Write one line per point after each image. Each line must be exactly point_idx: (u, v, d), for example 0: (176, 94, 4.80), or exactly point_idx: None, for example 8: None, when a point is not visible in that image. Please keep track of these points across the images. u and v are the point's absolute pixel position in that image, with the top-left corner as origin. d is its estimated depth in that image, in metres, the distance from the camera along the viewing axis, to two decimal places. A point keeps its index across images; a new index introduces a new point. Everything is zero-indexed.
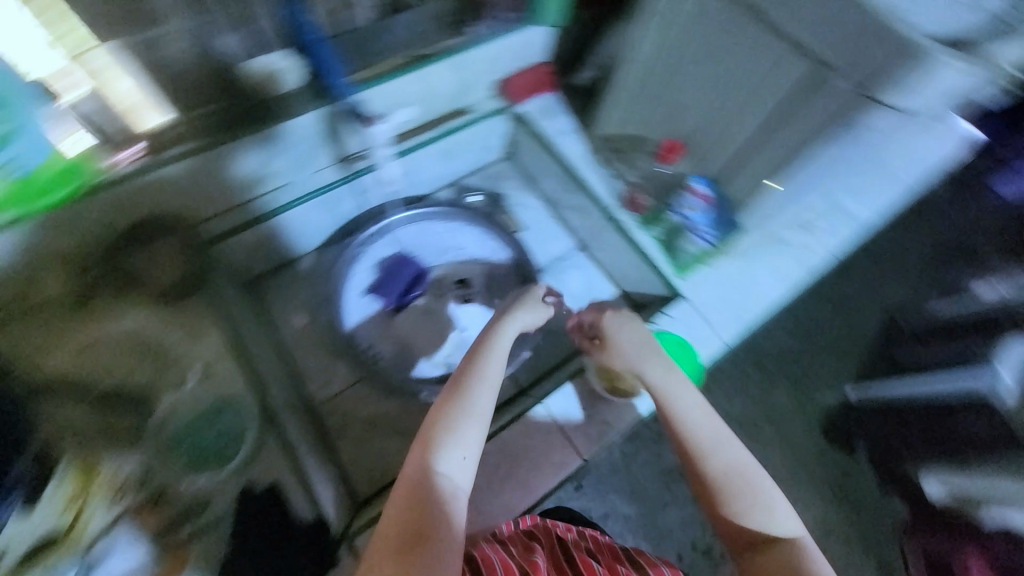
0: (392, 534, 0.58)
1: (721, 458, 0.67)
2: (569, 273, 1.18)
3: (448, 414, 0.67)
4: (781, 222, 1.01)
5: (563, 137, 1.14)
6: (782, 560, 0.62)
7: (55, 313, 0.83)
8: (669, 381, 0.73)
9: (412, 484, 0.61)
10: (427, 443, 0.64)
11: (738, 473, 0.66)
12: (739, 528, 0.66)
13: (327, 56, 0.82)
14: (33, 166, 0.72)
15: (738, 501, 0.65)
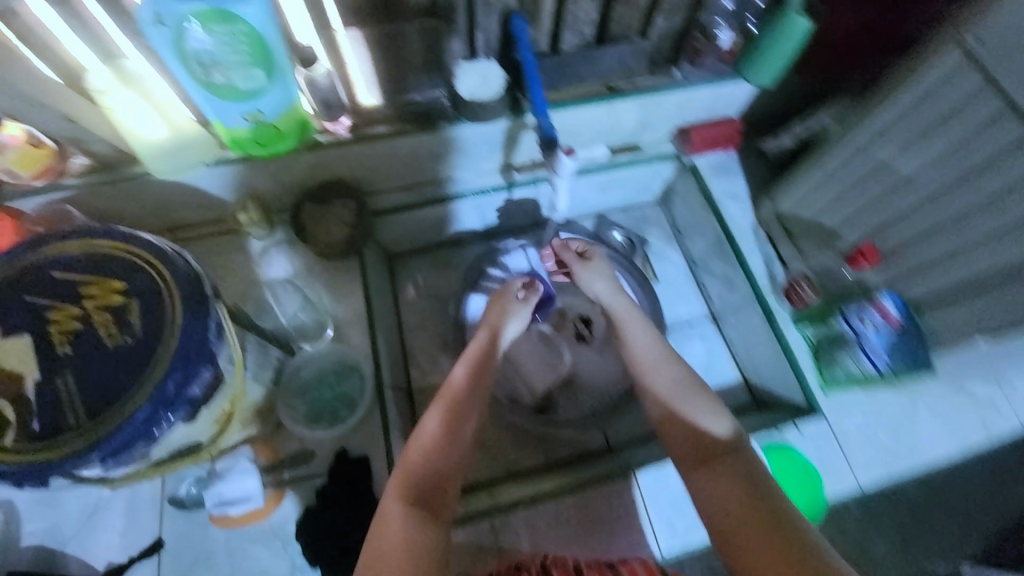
0: (395, 526, 0.58)
1: (665, 367, 0.69)
2: (692, 342, 1.10)
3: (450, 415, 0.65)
4: (962, 371, 0.90)
5: (731, 200, 1.04)
6: (742, 477, 0.60)
7: (237, 240, 0.93)
8: (616, 298, 0.78)
9: (412, 478, 0.61)
10: (426, 442, 0.63)
11: (669, 380, 0.68)
12: (694, 437, 0.64)
13: (535, 74, 0.81)
14: (278, 116, 0.78)
15: (683, 407, 0.66)
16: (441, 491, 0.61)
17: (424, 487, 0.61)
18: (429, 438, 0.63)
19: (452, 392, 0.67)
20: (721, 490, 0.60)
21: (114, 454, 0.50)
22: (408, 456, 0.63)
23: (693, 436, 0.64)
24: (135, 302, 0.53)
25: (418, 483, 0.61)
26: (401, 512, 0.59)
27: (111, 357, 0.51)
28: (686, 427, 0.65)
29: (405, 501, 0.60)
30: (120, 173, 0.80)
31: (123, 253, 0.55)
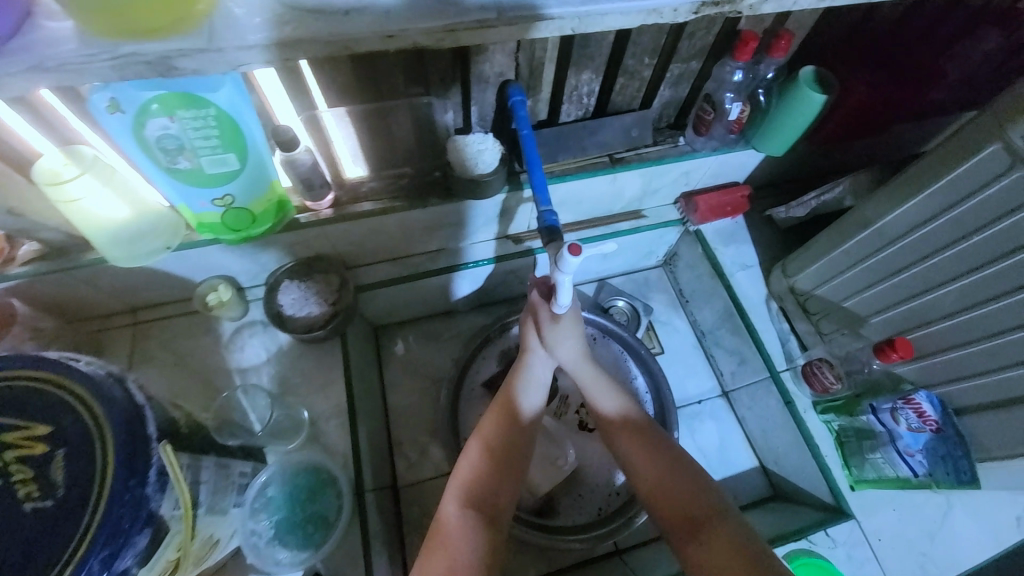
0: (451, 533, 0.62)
1: (643, 431, 0.72)
2: (704, 421, 1.01)
3: (500, 428, 0.72)
4: (1006, 499, 0.82)
5: (741, 270, 0.99)
6: (724, 535, 0.59)
7: (207, 322, 0.86)
8: (580, 365, 0.77)
9: (468, 485, 0.67)
10: (476, 454, 0.69)
11: (649, 442, 0.71)
12: (677, 500, 0.64)
13: (535, 154, 0.75)
14: (251, 199, 0.71)
15: (663, 466, 0.67)
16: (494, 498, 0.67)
17: (477, 495, 0.66)
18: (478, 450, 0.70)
19: (494, 415, 0.73)
20: (709, 551, 0.58)
21: None
22: (460, 473, 0.68)
23: (676, 497, 0.64)
24: (61, 451, 0.44)
25: (473, 489, 0.66)
26: (457, 515, 0.64)
27: (25, 527, 0.42)
28: (663, 481, 0.66)
29: (462, 506, 0.65)
30: (73, 259, 0.72)
31: (56, 386, 0.46)
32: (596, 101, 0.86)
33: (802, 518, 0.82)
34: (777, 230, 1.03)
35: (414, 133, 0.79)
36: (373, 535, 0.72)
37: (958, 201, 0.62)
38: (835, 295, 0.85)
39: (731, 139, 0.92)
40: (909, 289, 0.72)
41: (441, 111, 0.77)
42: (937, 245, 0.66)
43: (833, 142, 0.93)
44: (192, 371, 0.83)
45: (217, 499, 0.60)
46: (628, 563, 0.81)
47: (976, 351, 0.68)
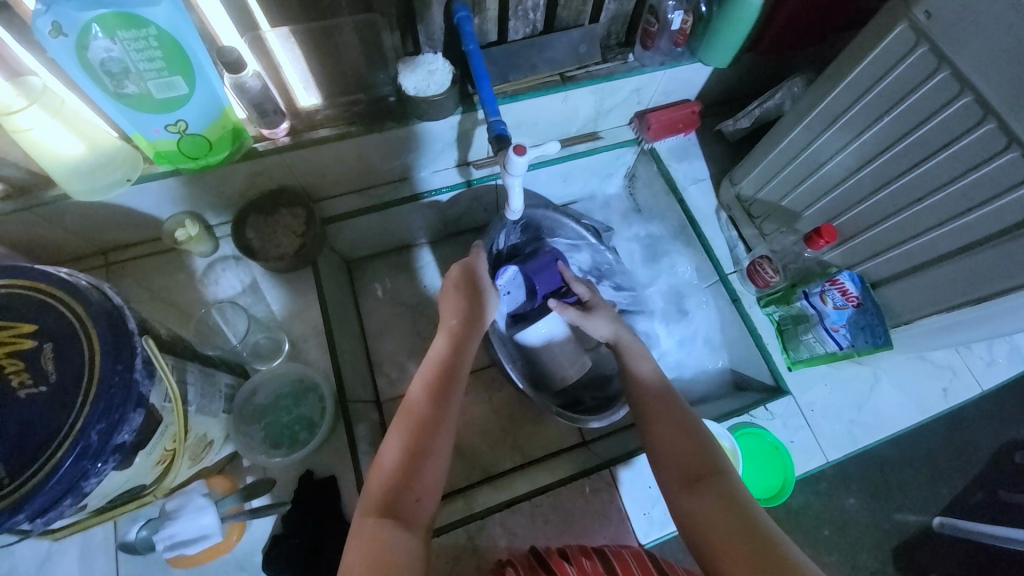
0: (368, 534, 0.53)
1: (653, 391, 0.70)
2: (663, 328, 1.09)
3: (422, 421, 0.62)
4: (925, 367, 0.93)
5: (693, 184, 1.04)
6: (724, 491, 0.57)
7: (180, 259, 0.89)
8: (622, 334, 0.80)
9: (385, 486, 0.58)
10: (436, 364, 0.68)
11: (663, 408, 0.67)
12: (682, 459, 0.62)
13: (482, 69, 0.76)
14: (206, 125, 0.72)
15: (670, 429, 0.65)
16: (414, 501, 0.58)
17: (398, 485, 0.57)
18: (405, 443, 0.60)
19: (415, 402, 0.64)
20: (707, 506, 0.56)
21: (41, 514, 0.46)
22: (432, 360, 0.69)
23: (676, 456, 0.62)
24: (49, 345, 0.48)
25: (392, 489, 0.57)
26: (373, 520, 0.54)
27: (24, 410, 0.46)
28: (672, 447, 0.63)
29: (378, 512, 0.55)
30: (38, 196, 0.74)
31: (36, 291, 0.50)
32: (544, 17, 0.87)
33: (746, 399, 0.92)
34: (727, 145, 1.07)
35: (363, 56, 0.80)
36: (359, 437, 0.79)
37: (874, 84, 0.68)
38: (775, 196, 0.91)
39: (678, 53, 0.95)
40: (833, 180, 0.79)
41: (387, 31, 0.78)
42: (855, 133, 0.73)
43: (776, 51, 0.96)
44: (170, 304, 0.87)
45: (206, 402, 0.65)
46: (592, 447, 0.91)
47: (887, 227, 0.76)
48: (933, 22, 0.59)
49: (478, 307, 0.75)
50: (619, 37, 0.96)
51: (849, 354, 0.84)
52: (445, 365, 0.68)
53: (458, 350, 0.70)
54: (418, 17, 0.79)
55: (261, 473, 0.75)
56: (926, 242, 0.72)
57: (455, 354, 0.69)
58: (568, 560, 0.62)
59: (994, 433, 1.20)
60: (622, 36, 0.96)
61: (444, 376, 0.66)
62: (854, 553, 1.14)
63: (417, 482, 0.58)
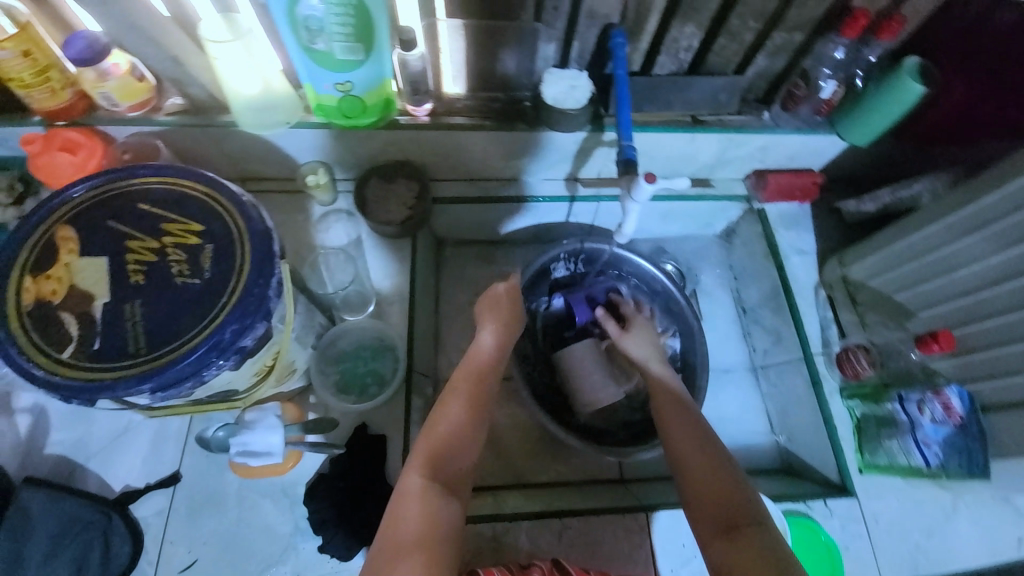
0: (415, 493, 0.58)
1: (687, 423, 0.67)
2: (727, 390, 1.04)
3: (470, 400, 0.67)
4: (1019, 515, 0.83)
5: (797, 256, 1.00)
6: (761, 543, 0.55)
7: (300, 202, 0.97)
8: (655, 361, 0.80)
9: (433, 449, 0.62)
10: (482, 356, 0.73)
11: (698, 445, 0.65)
12: (716, 500, 0.59)
13: (625, 95, 0.79)
14: (366, 90, 0.80)
15: (706, 468, 0.62)
16: (458, 472, 0.62)
17: (447, 453, 0.62)
18: (452, 419, 0.65)
19: (462, 384, 0.69)
20: (741, 557, 0.54)
21: (162, 390, 0.51)
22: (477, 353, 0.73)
23: (711, 496, 0.60)
24: (209, 246, 0.55)
25: (439, 457, 0.62)
26: (421, 481, 0.59)
27: (177, 295, 0.53)
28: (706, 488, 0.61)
29: (426, 474, 0.60)
30: (208, 118, 0.84)
31: (207, 197, 0.57)
32: (693, 59, 0.89)
33: (803, 488, 0.87)
34: (842, 223, 1.03)
35: (514, 60, 0.84)
36: (414, 406, 0.82)
37: None
38: (888, 287, 0.89)
39: (817, 121, 0.93)
40: (964, 287, 0.76)
41: (545, 42, 0.82)
42: (996, 247, 0.70)
43: (923, 143, 0.92)
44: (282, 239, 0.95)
45: (302, 333, 0.71)
46: (629, 488, 0.89)
47: (1013, 352, 0.73)
48: None
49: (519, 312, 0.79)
50: (758, 94, 0.95)
51: (935, 474, 0.82)
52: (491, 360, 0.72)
53: (501, 345, 0.74)
54: (575, 36, 0.83)
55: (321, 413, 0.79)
56: None
57: (498, 348, 0.74)
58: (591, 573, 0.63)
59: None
60: (763, 93, 0.95)
61: (488, 370, 0.71)
62: None
63: (463, 453, 0.64)
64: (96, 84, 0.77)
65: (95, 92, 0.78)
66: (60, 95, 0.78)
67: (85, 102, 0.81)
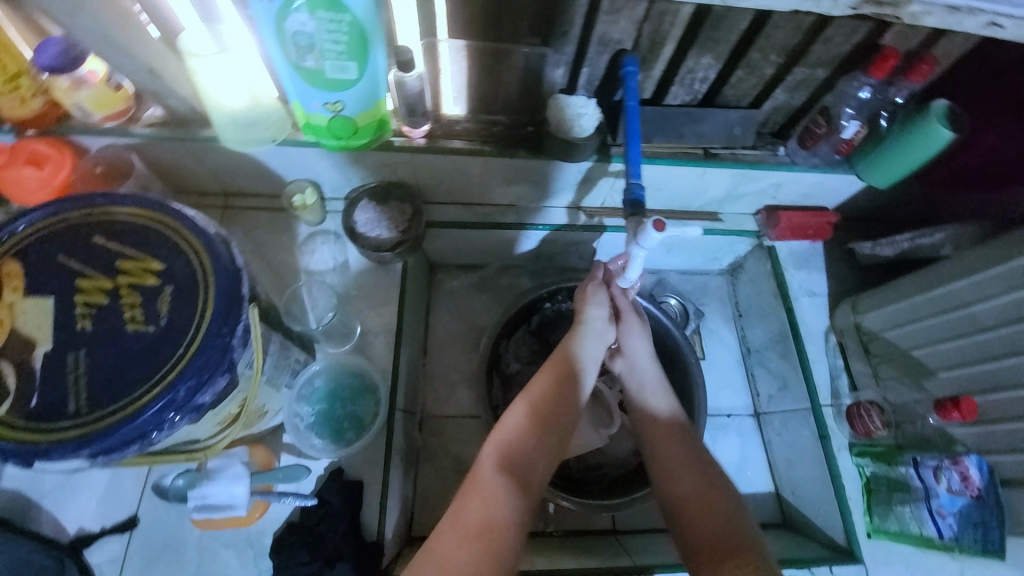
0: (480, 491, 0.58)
1: (701, 457, 0.67)
2: (727, 436, 0.99)
3: (506, 446, 0.63)
4: None
5: (807, 297, 0.96)
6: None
7: (287, 222, 0.92)
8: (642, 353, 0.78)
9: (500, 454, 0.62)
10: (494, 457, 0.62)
11: (708, 485, 0.64)
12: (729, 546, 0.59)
13: (635, 127, 0.74)
14: (358, 111, 0.74)
15: (716, 514, 0.62)
16: None
17: (516, 455, 0.62)
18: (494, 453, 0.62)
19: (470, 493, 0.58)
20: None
21: (104, 454, 0.46)
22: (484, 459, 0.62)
23: (725, 549, 0.59)
24: (169, 288, 0.49)
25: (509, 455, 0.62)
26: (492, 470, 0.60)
27: (129, 344, 0.48)
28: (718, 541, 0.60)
29: (505, 455, 0.62)
30: (188, 132, 0.79)
31: (170, 231, 0.52)
32: (708, 90, 0.84)
33: (805, 551, 0.82)
34: (855, 266, 0.98)
35: (518, 84, 0.79)
36: (395, 450, 0.77)
37: None
38: (906, 341, 0.83)
39: (835, 160, 0.88)
40: (988, 351, 0.71)
41: (552, 66, 0.77)
42: None
43: (944, 188, 0.88)
44: (266, 260, 0.90)
45: (276, 374, 0.65)
46: (621, 542, 0.84)
47: None
48: None
49: (570, 395, 0.69)
50: (774, 127, 0.91)
51: (948, 546, 0.76)
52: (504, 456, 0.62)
53: (534, 431, 0.65)
54: (585, 61, 0.78)
55: (295, 456, 0.73)
56: None
57: (534, 424, 0.65)
58: None
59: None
60: (778, 127, 0.91)
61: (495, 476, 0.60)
62: None
63: (530, 459, 0.63)
64: (68, 92, 0.71)
65: (66, 101, 0.73)
66: (31, 103, 0.74)
67: (58, 110, 0.77)
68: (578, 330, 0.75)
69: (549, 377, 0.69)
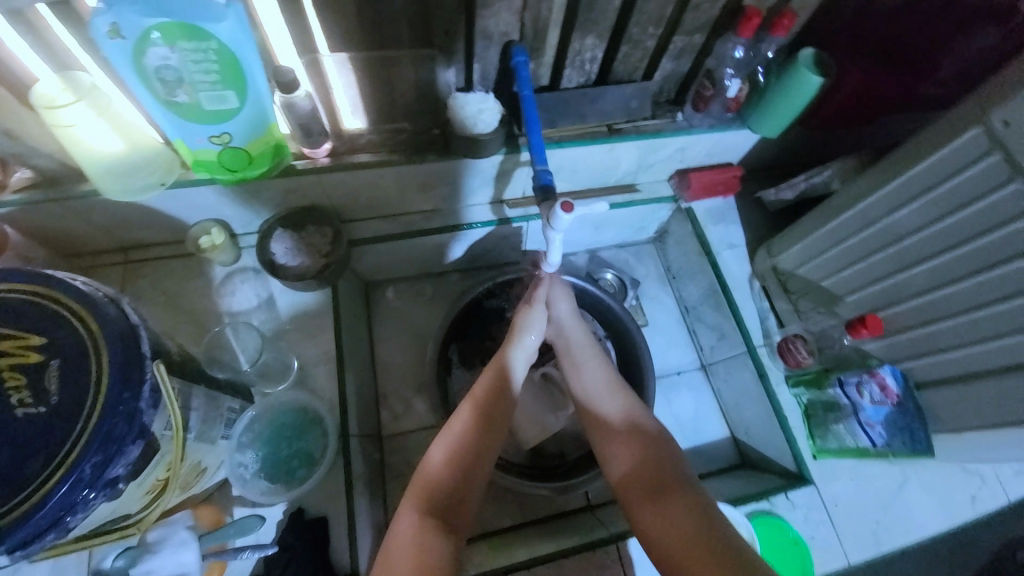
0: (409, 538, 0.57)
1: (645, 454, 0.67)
2: (680, 392, 1.04)
3: (459, 447, 0.66)
4: (959, 475, 0.87)
5: (728, 249, 1.01)
6: (710, 543, 0.54)
7: (200, 265, 0.87)
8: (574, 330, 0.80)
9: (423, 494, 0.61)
10: (438, 459, 0.64)
11: (654, 477, 0.64)
12: (656, 500, 0.61)
13: (534, 116, 0.75)
14: (249, 140, 0.71)
15: (664, 499, 0.61)
16: None
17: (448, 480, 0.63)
18: (441, 458, 0.64)
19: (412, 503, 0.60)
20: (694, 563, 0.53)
21: (20, 547, 0.42)
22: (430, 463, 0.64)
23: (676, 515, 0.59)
24: (56, 362, 0.45)
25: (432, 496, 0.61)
26: (416, 519, 0.59)
27: (21, 431, 0.44)
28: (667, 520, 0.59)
29: (448, 456, 0.65)
30: (66, 189, 0.72)
31: (49, 300, 0.47)
32: (600, 68, 0.86)
33: (764, 484, 0.87)
34: (766, 213, 1.05)
35: (414, 89, 0.79)
36: (356, 477, 0.75)
37: (933, 186, 0.66)
38: (816, 274, 0.89)
39: (728, 118, 0.93)
40: (884, 269, 0.78)
41: (444, 67, 0.77)
42: (908, 229, 0.72)
43: (827, 128, 0.95)
44: (184, 310, 0.85)
45: (206, 427, 0.62)
46: (596, 514, 0.86)
47: (936, 329, 0.75)
48: (1009, 132, 0.57)
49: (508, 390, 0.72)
50: (670, 95, 0.95)
51: (882, 453, 0.83)
52: (449, 455, 0.65)
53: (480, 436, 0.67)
54: (476, 57, 0.78)
55: (249, 506, 0.71)
56: (979, 351, 0.70)
57: (480, 427, 0.68)
58: None
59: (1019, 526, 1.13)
60: (673, 94, 0.95)
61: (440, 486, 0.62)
62: None
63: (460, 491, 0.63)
64: None
65: None
66: None
67: None
68: (513, 337, 0.75)
69: (490, 372, 0.73)
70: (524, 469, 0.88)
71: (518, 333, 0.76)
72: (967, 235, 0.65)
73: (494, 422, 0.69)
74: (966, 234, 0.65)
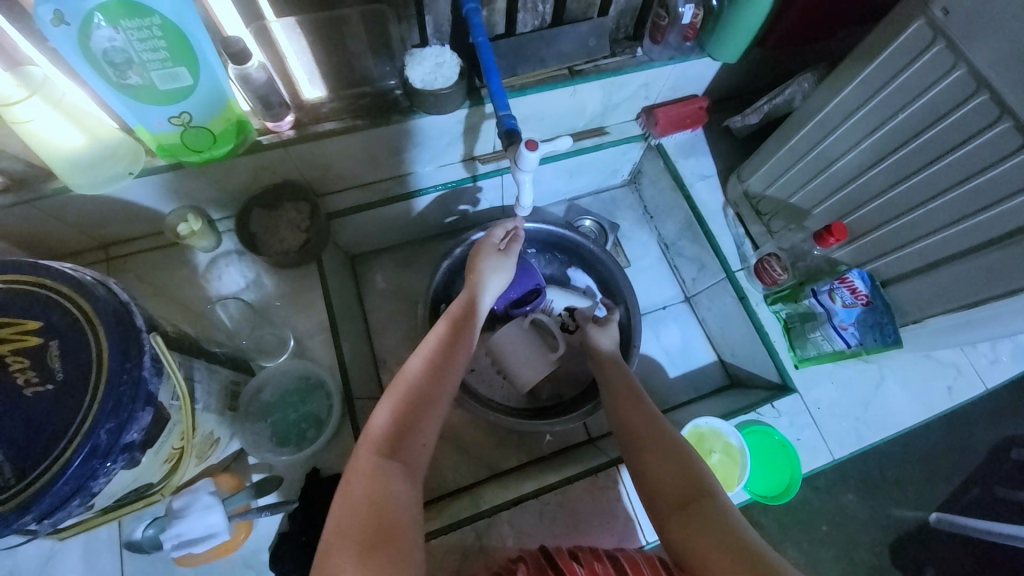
0: (370, 471, 0.53)
1: (677, 467, 0.59)
2: (667, 325, 1.09)
3: (434, 359, 0.64)
4: (931, 366, 0.92)
5: (701, 181, 1.03)
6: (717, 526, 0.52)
7: (183, 253, 0.88)
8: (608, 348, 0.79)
9: (394, 421, 0.58)
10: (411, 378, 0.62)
11: (682, 494, 0.56)
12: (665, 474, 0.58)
13: (492, 63, 0.74)
14: (209, 118, 0.71)
15: (697, 522, 0.53)
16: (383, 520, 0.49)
17: (420, 394, 0.60)
18: (417, 368, 0.62)
19: (380, 427, 0.57)
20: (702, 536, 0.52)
21: (49, 514, 0.45)
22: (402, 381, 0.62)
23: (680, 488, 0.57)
24: (55, 342, 0.47)
25: (405, 417, 0.58)
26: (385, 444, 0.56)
27: (32, 409, 0.46)
28: (701, 543, 0.51)
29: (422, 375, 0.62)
30: (35, 189, 0.72)
31: (41, 287, 0.49)
32: (554, 9, 0.85)
33: (751, 397, 0.92)
34: (734, 140, 1.06)
35: (368, 50, 0.78)
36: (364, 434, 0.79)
37: (885, 83, 0.69)
38: (784, 192, 0.91)
39: (687, 48, 0.93)
40: (846, 176, 0.80)
41: (395, 22, 0.76)
42: (865, 131, 0.74)
43: (786, 46, 0.95)
44: (173, 299, 0.86)
45: (211, 400, 0.65)
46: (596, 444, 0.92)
47: (895, 228, 0.77)
48: (949, 20, 0.59)
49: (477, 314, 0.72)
50: (628, 31, 0.94)
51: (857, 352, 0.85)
52: (423, 373, 0.62)
53: (453, 347, 0.66)
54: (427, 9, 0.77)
55: (267, 470, 0.75)
56: (936, 241, 0.73)
57: (454, 339, 0.67)
58: (579, 561, 0.55)
59: (994, 413, 1.20)
60: (631, 30, 0.94)
61: (414, 403, 0.59)
62: (841, 539, 1.17)
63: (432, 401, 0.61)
64: None
65: None
66: None
67: None
68: (477, 283, 0.75)
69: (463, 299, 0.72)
70: (525, 412, 0.93)
71: (485, 274, 0.76)
72: (919, 129, 0.68)
73: (465, 343, 0.67)
74: (918, 127, 0.68)
